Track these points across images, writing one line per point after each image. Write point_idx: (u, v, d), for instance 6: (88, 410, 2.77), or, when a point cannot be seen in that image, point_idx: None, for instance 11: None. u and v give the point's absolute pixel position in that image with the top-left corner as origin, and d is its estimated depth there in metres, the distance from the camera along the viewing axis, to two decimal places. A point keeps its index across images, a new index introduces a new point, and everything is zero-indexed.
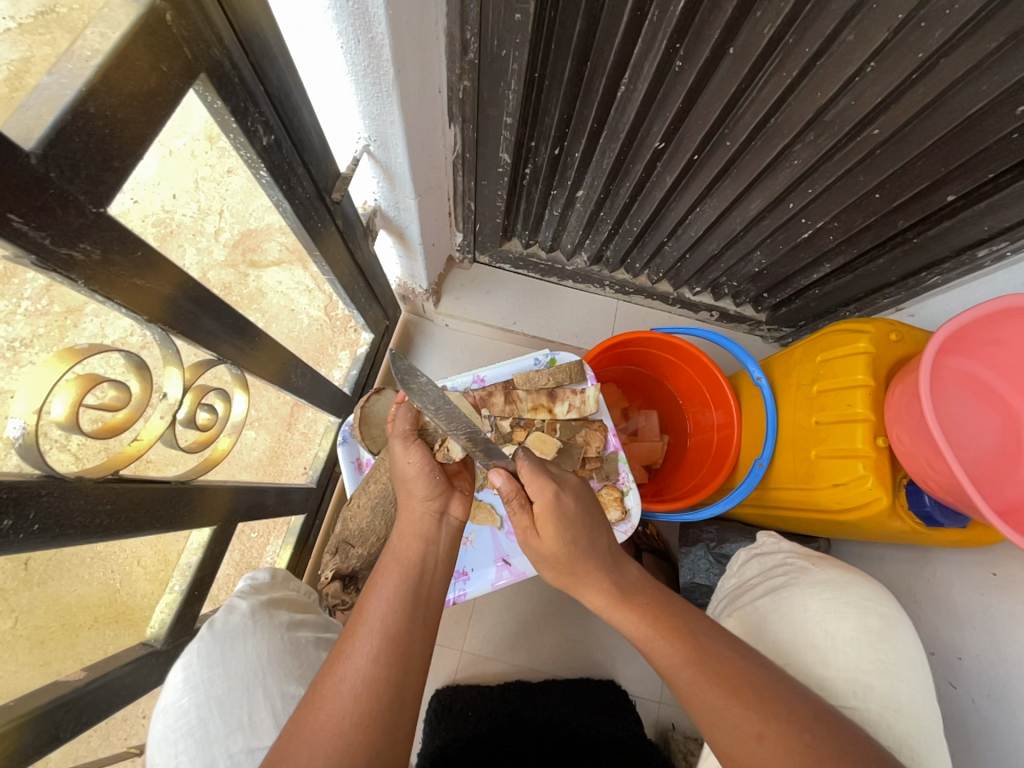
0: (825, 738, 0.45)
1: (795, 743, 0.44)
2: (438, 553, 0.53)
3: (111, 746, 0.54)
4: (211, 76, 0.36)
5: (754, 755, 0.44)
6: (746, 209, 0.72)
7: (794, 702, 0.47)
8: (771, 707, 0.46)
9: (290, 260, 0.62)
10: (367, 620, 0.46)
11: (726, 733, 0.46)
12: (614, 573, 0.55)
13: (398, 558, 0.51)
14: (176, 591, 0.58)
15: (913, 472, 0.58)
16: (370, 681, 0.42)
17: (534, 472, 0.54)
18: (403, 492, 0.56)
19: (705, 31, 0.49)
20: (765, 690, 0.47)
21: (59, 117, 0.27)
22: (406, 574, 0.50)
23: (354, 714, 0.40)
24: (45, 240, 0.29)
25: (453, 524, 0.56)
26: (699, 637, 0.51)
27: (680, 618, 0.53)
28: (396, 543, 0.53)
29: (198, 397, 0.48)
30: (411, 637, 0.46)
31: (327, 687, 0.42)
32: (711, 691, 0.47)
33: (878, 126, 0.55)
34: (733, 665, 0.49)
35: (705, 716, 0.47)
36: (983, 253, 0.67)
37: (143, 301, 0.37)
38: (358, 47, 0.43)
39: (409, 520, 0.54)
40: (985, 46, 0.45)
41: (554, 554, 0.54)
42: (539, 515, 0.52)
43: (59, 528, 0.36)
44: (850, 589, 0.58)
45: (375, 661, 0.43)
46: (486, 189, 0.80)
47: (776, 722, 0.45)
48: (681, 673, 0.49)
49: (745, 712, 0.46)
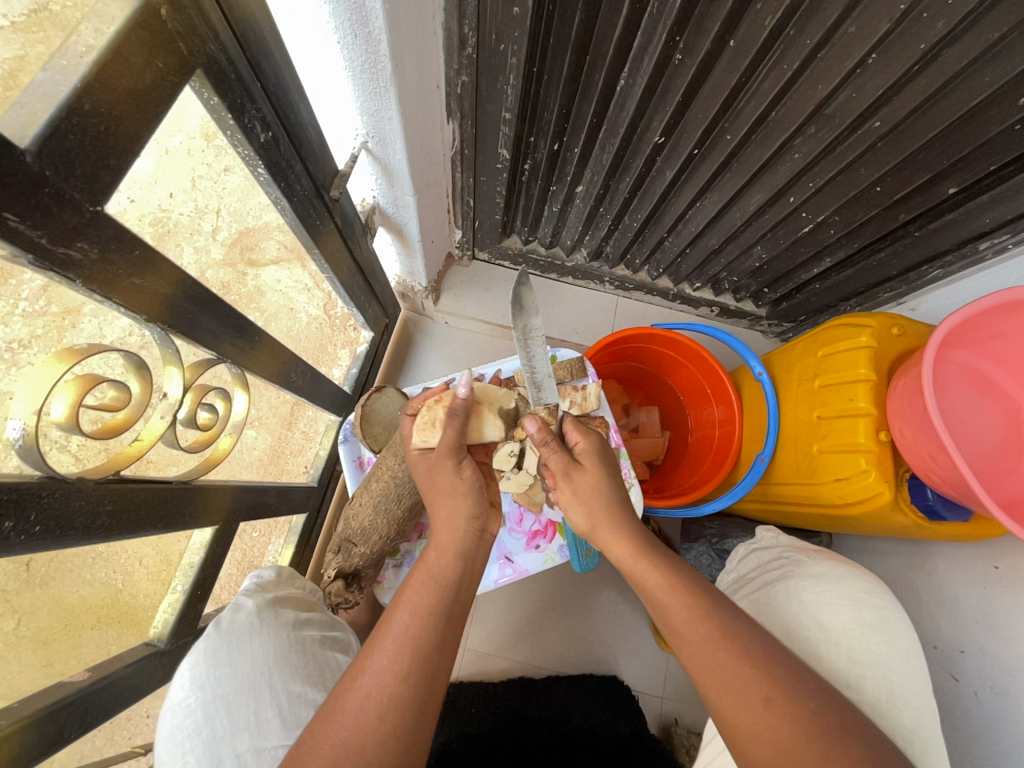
0: (829, 708, 0.45)
1: (799, 709, 0.44)
2: (471, 572, 0.53)
3: (115, 746, 0.54)
4: (208, 71, 0.36)
5: (761, 719, 0.44)
6: (746, 203, 0.72)
7: (800, 672, 0.47)
8: (775, 671, 0.46)
9: (288, 258, 0.61)
10: (393, 632, 0.46)
11: (734, 697, 0.46)
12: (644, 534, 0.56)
13: (434, 575, 0.50)
14: (178, 592, 0.58)
15: (916, 468, 0.58)
16: (398, 702, 0.42)
17: (576, 424, 0.60)
18: (445, 507, 0.54)
19: (704, 24, 0.49)
20: (769, 658, 0.47)
21: (54, 113, 0.26)
22: (440, 592, 0.49)
23: (376, 734, 0.40)
24: (42, 238, 0.28)
25: (487, 539, 0.57)
26: (717, 602, 0.51)
27: (705, 588, 0.52)
28: (433, 559, 0.52)
29: (199, 397, 0.48)
30: (438, 659, 0.45)
31: (350, 701, 0.42)
32: (722, 654, 0.47)
33: (879, 118, 0.54)
34: (741, 629, 0.49)
35: (713, 683, 0.47)
36: (984, 246, 0.67)
37: (141, 300, 0.37)
38: (355, 42, 0.43)
39: (448, 537, 0.53)
40: (987, 37, 0.45)
41: (592, 490, 0.56)
42: (581, 450, 0.58)
43: (60, 529, 0.36)
44: (842, 581, 0.58)
45: (403, 680, 0.43)
46: (486, 186, 0.80)
47: (781, 688, 0.45)
48: (695, 629, 0.49)
49: (754, 674, 0.46)
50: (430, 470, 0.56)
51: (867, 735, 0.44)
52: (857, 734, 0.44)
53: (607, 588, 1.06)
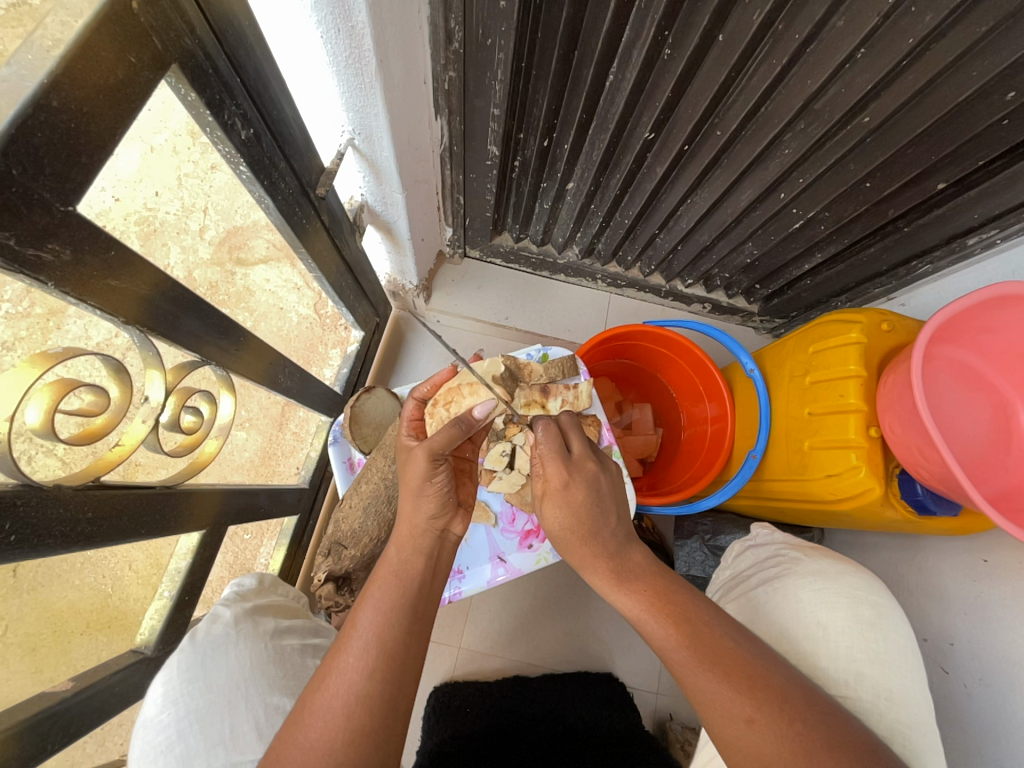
0: (818, 725, 0.43)
1: (786, 729, 0.42)
2: (435, 570, 0.53)
3: (106, 752, 0.53)
4: (184, 67, 0.35)
5: (745, 737, 0.43)
6: (737, 199, 0.71)
7: (794, 690, 0.46)
8: (762, 691, 0.45)
9: (277, 257, 0.61)
10: (359, 631, 0.46)
11: (718, 715, 0.45)
12: (614, 558, 0.54)
13: (396, 571, 0.50)
14: (165, 597, 0.57)
15: (906, 462, 0.58)
16: (364, 699, 0.42)
17: (551, 456, 0.55)
18: (408, 503, 0.54)
19: (693, 19, 0.49)
20: (756, 676, 0.46)
21: (19, 110, 0.25)
22: (402, 588, 0.49)
23: (345, 732, 0.40)
24: (10, 240, 0.27)
25: (450, 540, 0.57)
26: (700, 620, 0.50)
27: (689, 605, 0.51)
28: (393, 555, 0.52)
29: (182, 401, 0.47)
30: (404, 653, 0.45)
31: (315, 704, 0.42)
32: (703, 677, 0.46)
33: (868, 113, 0.54)
34: (730, 651, 0.47)
35: (697, 697, 0.47)
36: (972, 241, 0.67)
37: (119, 302, 0.36)
38: (339, 37, 0.42)
39: (407, 533, 0.53)
40: (976, 31, 0.45)
41: (555, 530, 0.56)
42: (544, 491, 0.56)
43: (37, 538, 0.35)
44: (840, 578, 0.58)
45: (369, 677, 0.43)
46: (475, 183, 0.79)
47: (767, 708, 0.44)
48: (674, 655, 0.48)
49: (734, 695, 0.45)
50: (407, 455, 0.57)
51: (858, 746, 0.42)
52: (852, 741, 0.42)
53: None
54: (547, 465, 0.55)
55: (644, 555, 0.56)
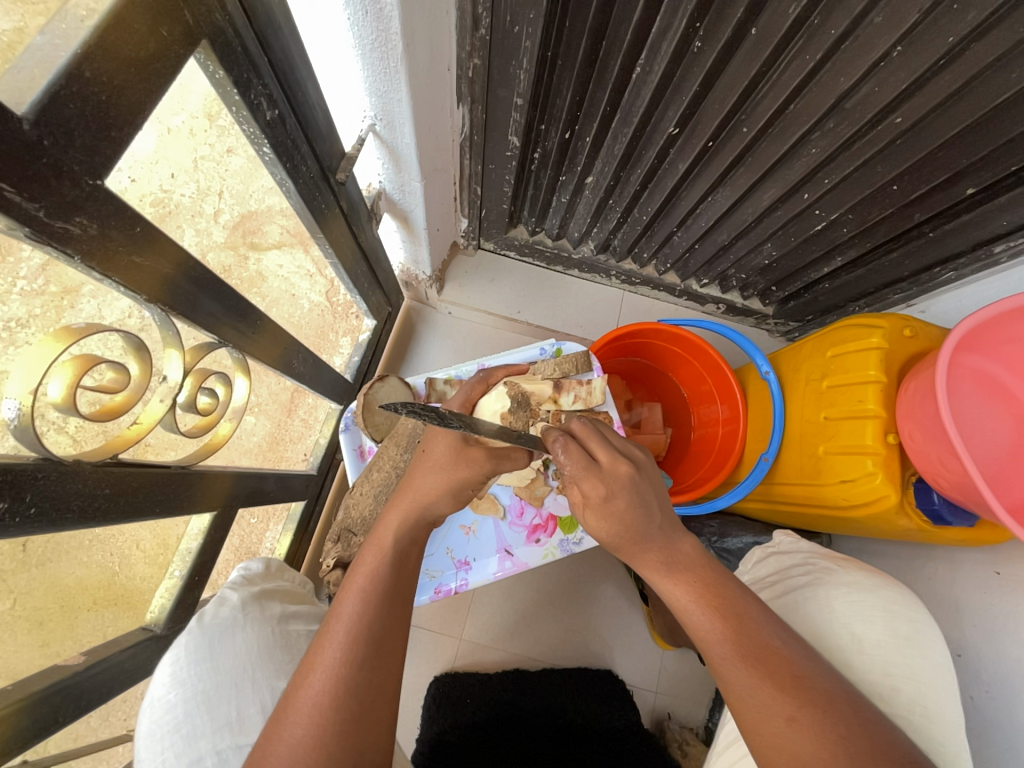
0: (860, 730, 0.43)
1: (827, 729, 0.43)
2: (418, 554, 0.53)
3: (110, 728, 0.54)
4: (213, 43, 0.35)
5: (783, 733, 0.43)
6: (759, 199, 0.70)
7: (831, 690, 0.46)
8: (802, 690, 0.45)
9: (291, 242, 0.60)
10: (342, 618, 0.45)
11: (755, 708, 0.45)
12: (666, 545, 0.51)
13: (384, 555, 0.50)
14: (175, 577, 0.57)
15: (924, 471, 0.57)
16: (353, 689, 0.42)
17: (583, 474, 0.50)
18: (420, 480, 0.53)
19: (726, 11, 0.48)
20: (798, 676, 0.46)
21: (52, 80, 0.25)
22: (391, 574, 0.49)
23: (337, 723, 0.40)
24: (39, 211, 0.27)
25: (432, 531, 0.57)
26: (740, 613, 0.49)
27: (729, 595, 0.50)
28: (383, 538, 0.51)
29: (199, 381, 0.47)
30: (391, 640, 0.46)
31: (300, 699, 0.41)
32: (743, 672, 0.46)
33: (900, 114, 0.53)
34: (764, 646, 0.47)
35: (731, 691, 0.46)
36: (999, 249, 0.65)
37: (142, 279, 0.36)
38: (365, 19, 0.41)
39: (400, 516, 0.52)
40: (1016, 32, 0.43)
41: (601, 537, 0.53)
42: (585, 503, 0.52)
43: (55, 513, 0.36)
44: (877, 591, 0.57)
45: (357, 666, 0.43)
46: (493, 174, 0.78)
47: (808, 708, 0.44)
48: (716, 645, 0.47)
49: (776, 693, 0.45)
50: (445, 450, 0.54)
51: (895, 752, 0.43)
52: (884, 749, 0.43)
53: (605, 583, 1.06)
54: (583, 484, 0.50)
55: (694, 543, 0.52)
